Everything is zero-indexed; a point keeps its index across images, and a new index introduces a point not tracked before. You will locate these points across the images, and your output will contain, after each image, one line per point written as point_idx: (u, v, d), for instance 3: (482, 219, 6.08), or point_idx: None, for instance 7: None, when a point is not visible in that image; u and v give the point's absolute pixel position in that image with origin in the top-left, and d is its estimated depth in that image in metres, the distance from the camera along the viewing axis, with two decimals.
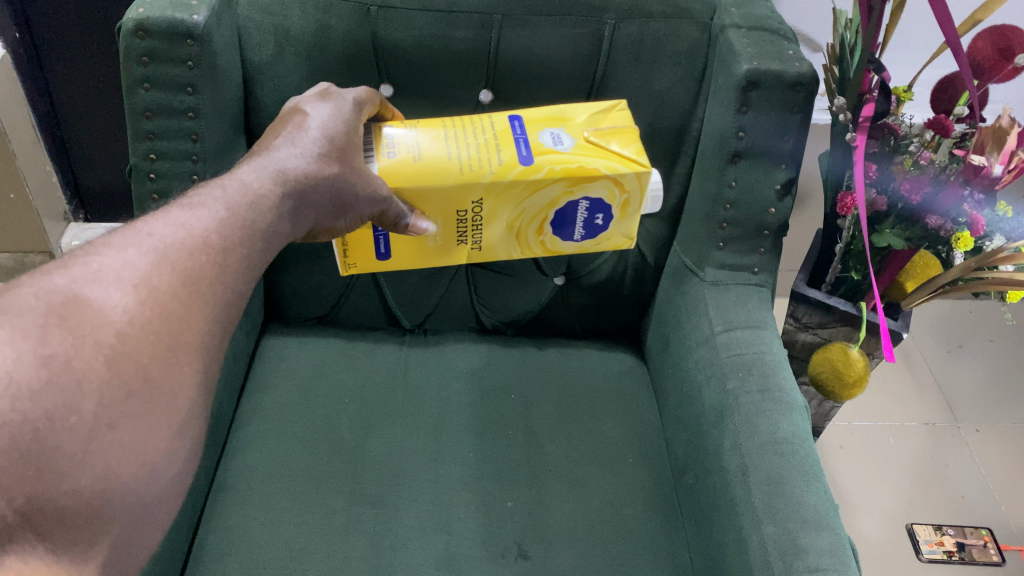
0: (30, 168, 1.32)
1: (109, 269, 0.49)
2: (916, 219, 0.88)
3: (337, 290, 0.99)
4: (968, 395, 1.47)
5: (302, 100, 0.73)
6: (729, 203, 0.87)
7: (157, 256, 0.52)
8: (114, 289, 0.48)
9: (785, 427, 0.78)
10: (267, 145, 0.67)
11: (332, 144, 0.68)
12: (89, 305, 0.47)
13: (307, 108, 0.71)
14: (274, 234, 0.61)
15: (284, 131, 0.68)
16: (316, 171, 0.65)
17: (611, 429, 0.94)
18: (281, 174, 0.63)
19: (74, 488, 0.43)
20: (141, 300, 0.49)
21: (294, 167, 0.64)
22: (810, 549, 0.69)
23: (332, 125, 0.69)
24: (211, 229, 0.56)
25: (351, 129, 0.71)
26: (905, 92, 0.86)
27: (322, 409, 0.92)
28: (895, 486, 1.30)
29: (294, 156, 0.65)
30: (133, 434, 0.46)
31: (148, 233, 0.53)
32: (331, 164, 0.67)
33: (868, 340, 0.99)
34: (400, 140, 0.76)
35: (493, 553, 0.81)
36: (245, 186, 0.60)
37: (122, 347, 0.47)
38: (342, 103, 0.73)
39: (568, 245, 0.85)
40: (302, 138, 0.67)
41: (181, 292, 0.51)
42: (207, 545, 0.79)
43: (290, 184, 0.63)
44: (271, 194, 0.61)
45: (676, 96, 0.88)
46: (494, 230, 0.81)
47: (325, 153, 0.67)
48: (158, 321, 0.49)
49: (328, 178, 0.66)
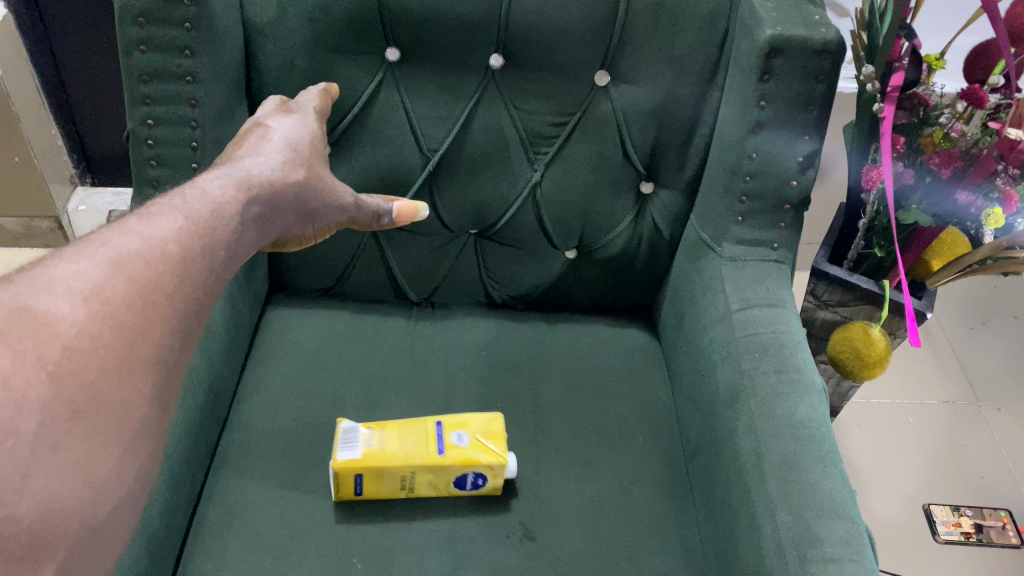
0: (34, 130, 1.30)
1: (59, 281, 0.47)
2: (945, 194, 0.84)
3: (343, 262, 0.97)
4: (991, 373, 1.43)
5: (265, 114, 0.76)
6: (749, 175, 0.84)
7: (111, 266, 0.51)
8: (63, 300, 0.47)
9: (802, 410, 0.76)
10: (232, 155, 0.69)
11: (295, 153, 0.71)
12: (36, 317, 0.45)
13: (270, 121, 0.74)
14: (239, 241, 0.62)
15: (247, 142, 0.71)
16: (281, 178, 0.68)
17: (621, 409, 0.92)
18: (246, 180, 0.65)
19: (14, 514, 0.41)
20: (91, 312, 0.47)
21: (258, 173, 0.67)
22: (826, 539, 0.66)
23: (296, 137, 0.73)
24: (169, 238, 0.55)
25: (315, 138, 0.75)
26: (936, 59, 0.81)
27: (326, 383, 0.90)
28: (913, 466, 1.27)
29: (258, 165, 0.68)
30: (77, 456, 0.45)
31: (103, 244, 0.52)
32: (295, 174, 0.70)
33: (890, 320, 0.96)
34: (358, 435, 0.80)
35: (496, 534, 0.79)
36: (208, 193, 0.62)
37: (68, 363, 0.45)
38: (306, 115, 0.76)
39: (481, 468, 0.79)
40: (265, 148, 0.70)
41: (137, 303, 0.50)
42: (205, 520, 0.77)
43: (255, 190, 0.65)
44: (234, 201, 0.63)
45: (694, 63, 0.84)
46: (419, 470, 0.79)
47: (290, 163, 0.70)
48: (109, 332, 0.48)
49: (293, 186, 0.69)
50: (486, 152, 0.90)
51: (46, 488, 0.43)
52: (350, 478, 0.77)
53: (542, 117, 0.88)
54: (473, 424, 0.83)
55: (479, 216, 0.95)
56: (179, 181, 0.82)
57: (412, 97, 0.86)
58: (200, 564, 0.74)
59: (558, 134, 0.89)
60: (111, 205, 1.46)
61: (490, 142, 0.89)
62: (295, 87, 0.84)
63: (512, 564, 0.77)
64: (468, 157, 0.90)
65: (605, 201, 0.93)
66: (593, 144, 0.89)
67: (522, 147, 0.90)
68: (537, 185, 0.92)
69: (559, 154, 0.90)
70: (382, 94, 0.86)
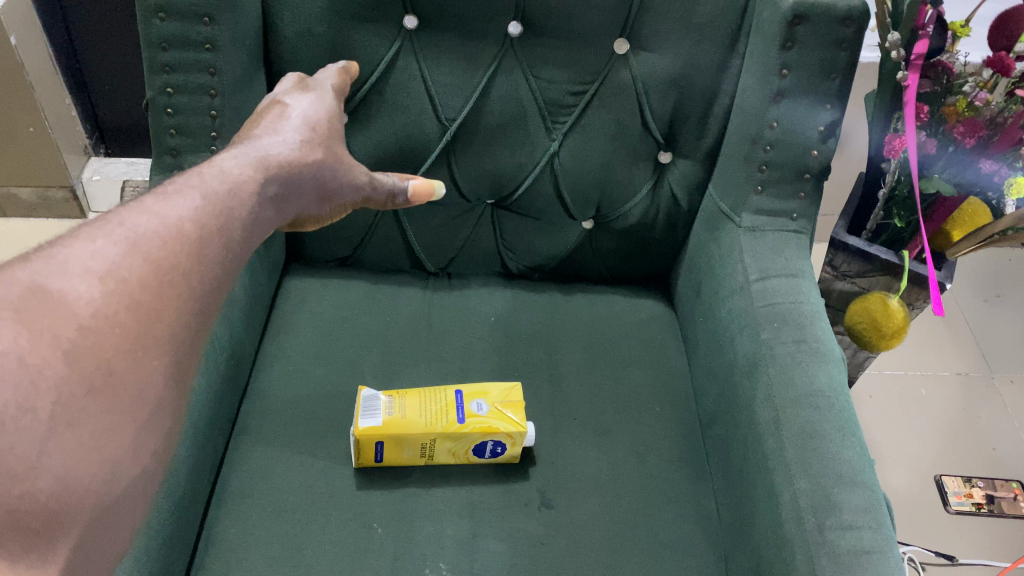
0: (48, 100, 1.30)
1: (75, 261, 0.48)
2: (967, 164, 0.85)
3: (359, 232, 0.97)
4: (1004, 346, 1.43)
5: (283, 91, 0.75)
6: (769, 144, 0.84)
7: (128, 246, 0.51)
8: (80, 280, 0.47)
9: (820, 379, 0.76)
10: (250, 134, 0.69)
11: (314, 132, 0.71)
12: (51, 296, 0.45)
13: (288, 98, 0.74)
14: (257, 220, 0.62)
15: (265, 120, 0.71)
16: (299, 159, 0.68)
17: (638, 377, 0.92)
18: (263, 160, 0.65)
19: (30, 491, 0.41)
20: (108, 291, 0.48)
21: (277, 153, 0.66)
22: (845, 506, 0.67)
23: (314, 115, 0.72)
24: (186, 218, 0.55)
25: (334, 117, 0.74)
26: (962, 26, 0.79)
27: (345, 352, 0.91)
28: (926, 437, 1.28)
29: (276, 144, 0.68)
30: (95, 432, 0.45)
31: (121, 224, 0.52)
32: (314, 153, 0.70)
33: (909, 291, 0.96)
34: (380, 403, 0.81)
35: (515, 501, 0.80)
36: (225, 173, 0.61)
37: (85, 341, 0.45)
38: (324, 92, 0.76)
39: (500, 436, 0.79)
40: (284, 127, 0.69)
41: (155, 283, 0.50)
42: (229, 485, 0.78)
43: (274, 170, 0.65)
44: (252, 180, 0.63)
45: (716, 30, 0.83)
46: (439, 438, 0.79)
47: (308, 141, 0.70)
48: (125, 312, 0.48)
49: (311, 166, 0.69)
50: (504, 121, 0.89)
51: (61, 464, 0.43)
52: (371, 445, 0.78)
53: (561, 86, 0.87)
54: (493, 393, 0.83)
55: (496, 185, 0.95)
56: (198, 151, 0.83)
57: (430, 65, 0.86)
58: (224, 528, 0.75)
59: (577, 103, 0.89)
60: (125, 174, 1.46)
61: (508, 111, 0.89)
62: (313, 55, 0.83)
63: (530, 531, 0.78)
64: (486, 126, 0.90)
65: (623, 170, 0.93)
66: (611, 113, 0.89)
67: (540, 116, 0.89)
68: (556, 154, 0.92)
69: (577, 124, 0.90)
70: (400, 63, 0.85)
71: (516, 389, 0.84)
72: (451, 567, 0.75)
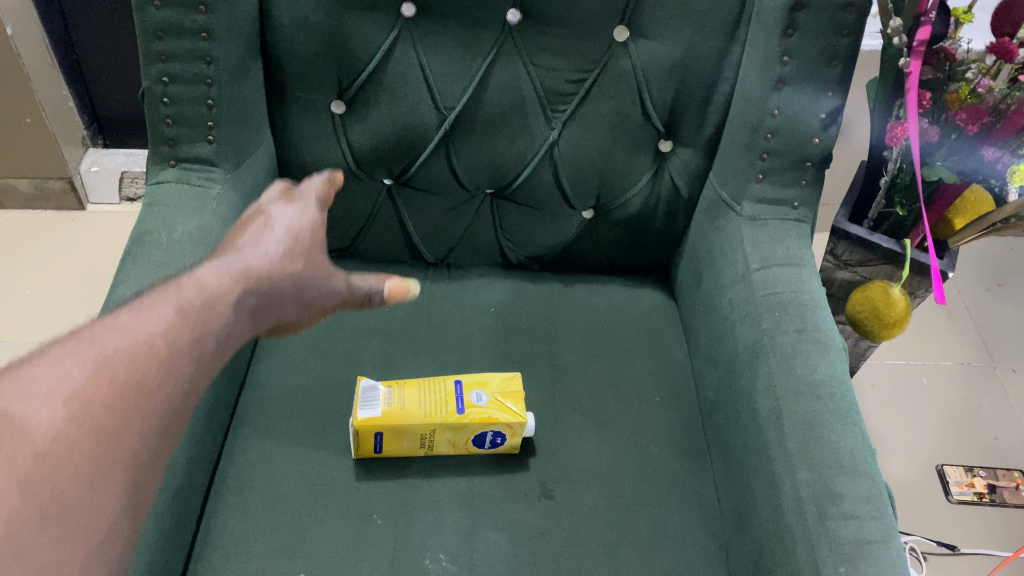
0: (45, 91, 1.29)
1: (41, 382, 0.46)
2: (970, 151, 0.84)
3: (358, 221, 0.97)
4: (1006, 335, 1.43)
5: (266, 202, 0.71)
6: (771, 132, 0.83)
7: (96, 368, 0.48)
8: (40, 406, 0.45)
9: (821, 368, 0.75)
10: (232, 246, 0.66)
11: (296, 244, 0.67)
12: (9, 424, 0.43)
13: (270, 209, 0.70)
14: (231, 335, 0.59)
15: (248, 232, 0.67)
16: (280, 270, 0.64)
17: (638, 368, 0.92)
18: (245, 271, 0.62)
19: None
20: (70, 417, 0.45)
21: (258, 264, 0.63)
22: (846, 496, 0.67)
23: (297, 225, 0.68)
24: (158, 334, 0.53)
25: (317, 230, 0.70)
26: (964, 13, 0.78)
27: (344, 342, 0.90)
28: (927, 427, 1.27)
29: (258, 255, 0.64)
30: (41, 560, 0.41)
31: (92, 342, 0.50)
32: (294, 266, 0.66)
33: (911, 280, 0.96)
34: (379, 394, 0.80)
35: (515, 491, 0.80)
36: (205, 284, 0.59)
37: (40, 471, 0.43)
38: (307, 204, 0.71)
39: (500, 427, 0.79)
40: (266, 238, 0.66)
41: (132, 386, 0.49)
42: (228, 477, 0.78)
43: (255, 280, 0.62)
44: (233, 292, 0.60)
45: (716, 17, 0.82)
46: (438, 429, 0.78)
47: (289, 252, 0.66)
48: (86, 438, 0.46)
49: (291, 277, 0.65)
50: (503, 110, 0.89)
51: None
52: (370, 436, 0.78)
53: (561, 74, 0.86)
54: (492, 383, 0.83)
55: (495, 174, 0.94)
56: (195, 141, 0.82)
57: (428, 54, 0.85)
58: (223, 520, 0.75)
59: (577, 91, 0.88)
60: (122, 165, 1.45)
61: (507, 100, 0.88)
62: (310, 44, 0.83)
63: (530, 521, 0.77)
64: (485, 115, 0.89)
65: (623, 159, 0.92)
66: (611, 102, 0.88)
67: (539, 105, 0.88)
68: (555, 143, 0.91)
69: (577, 112, 0.89)
70: (398, 51, 0.84)
71: (517, 380, 0.83)
72: (451, 558, 0.74)
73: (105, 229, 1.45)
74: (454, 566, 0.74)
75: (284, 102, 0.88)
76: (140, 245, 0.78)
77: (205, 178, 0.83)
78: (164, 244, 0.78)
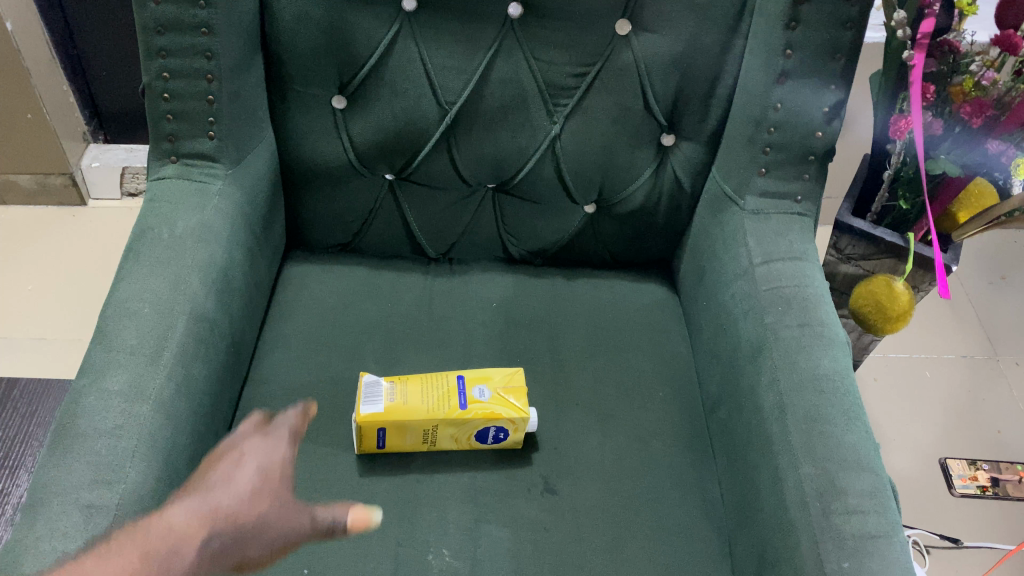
0: (45, 86, 1.29)
1: None
2: (973, 145, 0.84)
3: (360, 217, 0.97)
4: (1009, 328, 1.42)
5: (242, 435, 0.72)
6: (773, 126, 0.83)
7: None
8: None
9: (825, 363, 0.75)
10: (204, 484, 0.67)
11: (265, 482, 0.67)
12: None
13: (244, 448, 0.70)
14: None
15: (219, 471, 0.68)
16: (245, 514, 0.64)
17: (640, 362, 0.92)
18: (211, 516, 0.63)
19: None
20: None
21: (226, 506, 0.64)
22: (850, 491, 0.67)
23: (271, 466, 0.69)
24: None
25: (290, 467, 0.70)
26: (969, 4, 0.77)
27: (346, 338, 0.90)
28: (930, 420, 1.27)
29: (226, 493, 0.65)
30: None
31: None
32: (261, 505, 0.66)
33: (915, 274, 0.95)
34: (381, 390, 0.80)
35: (518, 487, 0.80)
36: (169, 531, 0.61)
37: None
38: (280, 445, 0.73)
39: (502, 422, 0.79)
40: (235, 474, 0.67)
41: None
42: None
43: (219, 523, 0.63)
44: (194, 541, 0.61)
45: (719, 11, 0.82)
46: (441, 423, 0.78)
47: (258, 490, 0.66)
48: None
49: (258, 519, 0.64)
50: (505, 104, 0.88)
51: None
52: (373, 432, 0.78)
53: (562, 68, 0.86)
54: (495, 378, 0.82)
55: (497, 169, 0.94)
56: (196, 136, 0.82)
57: (429, 48, 0.84)
58: None
59: (578, 85, 0.87)
60: (124, 160, 1.45)
61: (509, 94, 0.88)
62: (310, 38, 0.83)
63: (533, 516, 0.77)
64: (486, 109, 0.89)
65: (625, 153, 0.92)
66: (613, 96, 0.88)
67: (541, 99, 0.88)
68: (557, 137, 0.91)
69: (579, 106, 0.89)
70: (399, 46, 0.84)
71: (519, 375, 0.83)
72: (454, 553, 0.74)
73: (107, 224, 1.45)
74: (457, 561, 0.74)
75: (284, 97, 0.87)
76: (141, 241, 0.78)
77: (206, 174, 0.83)
78: (165, 240, 0.78)
